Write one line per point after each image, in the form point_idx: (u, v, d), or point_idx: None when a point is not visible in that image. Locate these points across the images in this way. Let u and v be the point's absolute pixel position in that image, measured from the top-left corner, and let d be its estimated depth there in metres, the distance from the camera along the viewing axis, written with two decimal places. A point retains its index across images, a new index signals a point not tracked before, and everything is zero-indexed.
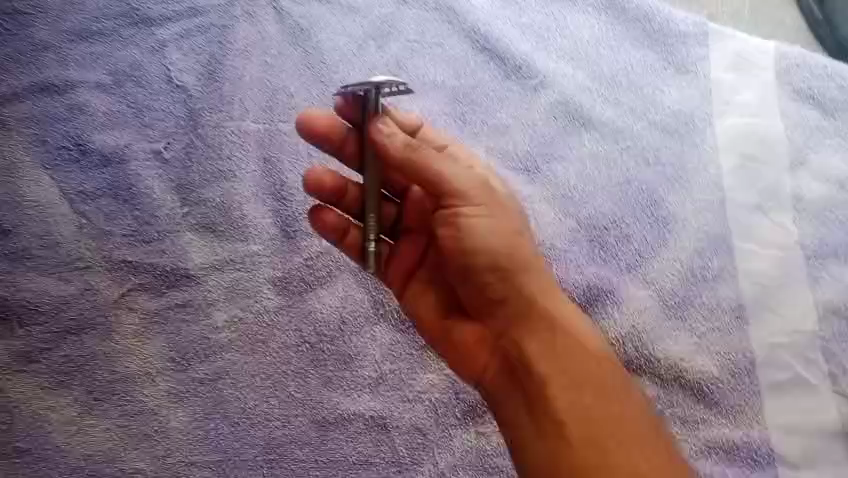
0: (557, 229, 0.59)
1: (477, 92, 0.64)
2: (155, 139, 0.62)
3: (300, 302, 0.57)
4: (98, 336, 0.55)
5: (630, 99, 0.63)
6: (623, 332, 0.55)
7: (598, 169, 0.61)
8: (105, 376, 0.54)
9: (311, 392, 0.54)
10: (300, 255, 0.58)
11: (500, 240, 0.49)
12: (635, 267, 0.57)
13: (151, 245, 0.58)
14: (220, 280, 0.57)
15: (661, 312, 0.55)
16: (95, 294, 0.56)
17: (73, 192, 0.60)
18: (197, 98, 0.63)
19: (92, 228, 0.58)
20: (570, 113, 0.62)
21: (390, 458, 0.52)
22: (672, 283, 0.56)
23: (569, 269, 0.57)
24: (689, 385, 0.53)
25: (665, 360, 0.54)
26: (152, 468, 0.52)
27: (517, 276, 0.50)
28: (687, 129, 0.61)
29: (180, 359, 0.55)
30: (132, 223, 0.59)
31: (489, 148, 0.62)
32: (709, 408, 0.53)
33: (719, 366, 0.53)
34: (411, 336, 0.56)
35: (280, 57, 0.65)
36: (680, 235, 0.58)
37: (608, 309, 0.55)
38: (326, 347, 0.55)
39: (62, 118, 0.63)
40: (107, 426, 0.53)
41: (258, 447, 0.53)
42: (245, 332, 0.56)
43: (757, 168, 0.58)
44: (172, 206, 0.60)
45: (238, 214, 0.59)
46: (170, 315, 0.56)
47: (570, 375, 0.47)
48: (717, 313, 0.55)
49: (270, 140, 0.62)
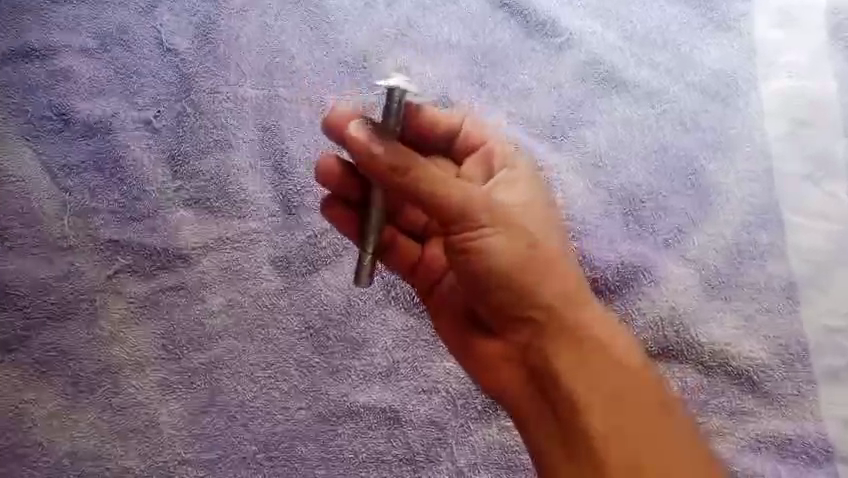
0: (586, 198, 0.76)
1: (496, 51, 0.85)
2: (142, 106, 0.81)
3: (304, 283, 0.73)
4: (83, 322, 0.71)
5: (665, 58, 0.84)
6: (665, 313, 0.71)
7: (628, 132, 0.80)
8: (91, 366, 0.69)
9: (317, 383, 0.69)
10: (303, 233, 0.75)
11: (508, 254, 0.56)
12: (676, 245, 0.74)
13: (143, 222, 0.75)
14: (212, 259, 0.74)
15: (706, 292, 0.72)
16: (77, 277, 0.72)
17: (57, 167, 0.78)
18: (188, 64, 0.83)
19: (75, 202, 0.76)
20: (599, 74, 0.83)
21: (403, 456, 0.67)
22: (716, 261, 0.73)
23: (606, 244, 0.74)
24: (734, 371, 0.69)
25: (710, 346, 0.69)
26: (140, 466, 0.66)
27: (538, 292, 0.57)
28: (730, 89, 0.81)
29: (170, 349, 0.70)
30: (119, 197, 0.76)
31: (511, 113, 0.81)
32: (760, 402, 0.68)
33: (769, 354, 0.69)
34: (419, 322, 0.72)
35: (277, 19, 0.86)
36: (726, 208, 0.75)
37: (649, 286, 0.72)
38: (330, 334, 0.71)
39: (46, 84, 0.82)
40: (91, 418, 0.68)
41: (259, 444, 0.67)
42: (247, 320, 0.71)
43: (810, 133, 0.76)
44: (163, 178, 0.78)
45: (234, 183, 0.77)
46: (159, 301, 0.72)
47: (592, 381, 0.55)
48: (768, 294, 0.71)
49: (266, 104, 0.81)
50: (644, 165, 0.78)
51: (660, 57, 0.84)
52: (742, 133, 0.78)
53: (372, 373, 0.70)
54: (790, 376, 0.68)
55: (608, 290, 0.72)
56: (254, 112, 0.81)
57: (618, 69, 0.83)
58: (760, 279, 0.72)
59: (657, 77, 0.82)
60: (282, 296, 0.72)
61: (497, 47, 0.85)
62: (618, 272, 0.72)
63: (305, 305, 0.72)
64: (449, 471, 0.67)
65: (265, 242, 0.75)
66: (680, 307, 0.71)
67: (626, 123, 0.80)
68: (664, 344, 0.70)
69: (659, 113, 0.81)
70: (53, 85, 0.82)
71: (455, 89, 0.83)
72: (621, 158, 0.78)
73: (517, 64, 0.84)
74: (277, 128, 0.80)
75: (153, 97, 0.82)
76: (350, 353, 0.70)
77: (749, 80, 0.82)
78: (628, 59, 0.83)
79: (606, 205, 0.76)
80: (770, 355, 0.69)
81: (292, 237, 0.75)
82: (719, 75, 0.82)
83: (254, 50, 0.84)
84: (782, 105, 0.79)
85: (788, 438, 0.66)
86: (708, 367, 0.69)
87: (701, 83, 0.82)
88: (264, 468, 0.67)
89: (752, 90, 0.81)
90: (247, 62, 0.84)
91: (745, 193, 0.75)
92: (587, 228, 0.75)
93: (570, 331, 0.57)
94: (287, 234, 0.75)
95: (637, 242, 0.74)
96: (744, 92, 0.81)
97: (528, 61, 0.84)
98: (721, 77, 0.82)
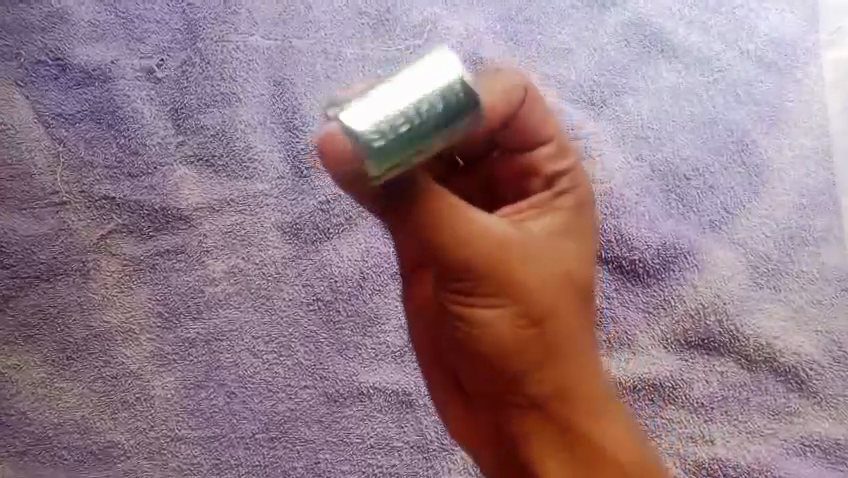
0: (632, 174, 0.79)
1: (537, 9, 0.84)
2: (146, 55, 0.82)
3: (316, 253, 0.77)
4: (78, 285, 0.76)
5: (722, 25, 0.84)
6: (708, 304, 0.75)
7: (671, 100, 0.81)
8: (82, 333, 0.75)
9: (325, 358, 0.74)
10: (314, 199, 0.78)
11: (516, 307, 0.50)
12: (720, 227, 0.77)
13: (143, 180, 0.79)
14: (217, 223, 0.78)
15: (753, 281, 0.75)
16: (72, 235, 0.77)
17: (50, 115, 0.80)
18: (197, 10, 0.83)
19: (74, 159, 0.79)
20: (645, 35, 0.83)
21: (416, 444, 0.72)
22: (764, 247, 0.76)
23: (645, 221, 0.77)
24: (775, 363, 0.73)
25: (755, 338, 0.74)
26: (128, 440, 0.73)
27: (542, 342, 0.52)
28: (794, 60, 0.82)
29: (168, 317, 0.76)
30: (119, 153, 0.79)
31: (559, 76, 0.82)
32: (810, 399, 0.72)
33: (822, 353, 0.73)
34: None
35: None
36: (778, 193, 0.78)
37: (691, 270, 0.76)
38: (340, 309, 0.76)
39: (43, 25, 0.82)
40: (78, 388, 0.74)
41: (260, 424, 0.73)
42: (248, 284, 0.76)
43: None
44: (167, 135, 0.80)
45: (243, 143, 0.80)
46: (157, 265, 0.77)
47: (553, 428, 0.55)
48: (819, 284, 0.75)
49: (278, 58, 0.82)
50: (693, 137, 0.80)
51: (714, 19, 0.84)
52: (801, 106, 0.80)
53: (384, 353, 0.74)
54: (842, 376, 0.73)
55: (646, 272, 0.76)
56: (266, 65, 0.82)
57: (667, 32, 0.83)
58: (812, 270, 0.75)
59: (708, 42, 0.83)
60: (289, 266, 0.77)
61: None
62: (658, 255, 0.76)
63: (313, 275, 0.76)
64: (462, 458, 0.72)
65: (273, 205, 0.78)
66: (725, 296, 0.75)
67: (673, 92, 0.82)
68: (707, 334, 0.74)
69: (710, 82, 0.82)
70: (96, 41, 0.82)
71: (490, 44, 0.83)
72: (666, 129, 0.80)
73: (558, 22, 0.84)
74: (289, 82, 0.81)
75: (156, 45, 0.82)
76: (360, 330, 0.75)
77: (808, 50, 0.82)
78: (678, 21, 0.84)
79: (648, 181, 0.79)
80: (821, 351, 0.73)
81: (301, 201, 0.78)
82: (776, 43, 0.83)
83: (290, 10, 0.83)
84: (840, 77, 0.81)
85: (837, 441, 0.71)
86: (752, 361, 0.73)
87: (755, 51, 0.83)
88: (265, 447, 0.73)
89: (814, 60, 0.82)
90: (290, 21, 0.83)
91: (798, 175, 0.78)
92: (630, 206, 0.78)
93: (544, 390, 0.54)
94: (297, 198, 0.78)
95: (680, 222, 0.77)
96: (803, 63, 0.82)
97: (568, 18, 0.84)
98: (779, 46, 0.83)
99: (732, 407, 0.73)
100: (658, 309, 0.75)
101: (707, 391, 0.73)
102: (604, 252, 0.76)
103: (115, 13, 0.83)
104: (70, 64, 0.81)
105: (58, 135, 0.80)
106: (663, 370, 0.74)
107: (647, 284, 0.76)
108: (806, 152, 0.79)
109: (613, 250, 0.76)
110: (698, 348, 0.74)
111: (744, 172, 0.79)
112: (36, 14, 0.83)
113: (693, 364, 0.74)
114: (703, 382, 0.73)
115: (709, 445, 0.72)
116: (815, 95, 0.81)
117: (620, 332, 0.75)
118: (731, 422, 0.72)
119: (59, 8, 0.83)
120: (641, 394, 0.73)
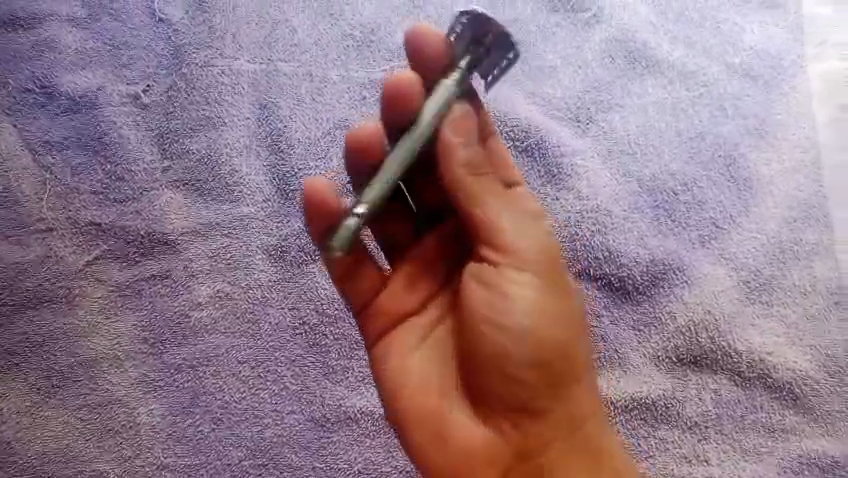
0: (620, 190, 0.78)
1: (523, 28, 0.83)
2: (133, 83, 0.81)
3: (301, 277, 0.76)
4: (63, 313, 0.75)
5: (711, 41, 0.82)
6: (700, 320, 0.73)
7: (658, 115, 0.80)
8: (68, 361, 0.74)
9: (312, 383, 0.73)
10: (300, 221, 0.77)
11: (559, 303, 0.58)
12: (712, 242, 0.76)
13: (129, 206, 0.78)
14: (202, 248, 0.77)
15: (747, 298, 0.74)
16: (59, 262, 0.76)
17: (37, 143, 0.80)
18: (180, 37, 0.83)
19: (59, 186, 0.78)
20: (631, 52, 0.82)
21: (403, 468, 0.71)
22: (756, 260, 0.75)
23: (635, 239, 0.76)
24: (768, 377, 0.71)
25: (749, 355, 0.72)
26: (115, 468, 0.71)
27: (574, 345, 0.59)
28: (779, 72, 0.81)
29: (154, 344, 0.74)
30: (105, 179, 0.78)
31: (545, 95, 0.81)
32: (805, 415, 0.71)
33: (816, 369, 0.71)
34: None
35: None
36: (766, 206, 0.77)
37: (681, 286, 0.74)
38: (325, 333, 0.74)
39: (32, 55, 0.82)
40: (64, 417, 0.72)
41: (246, 451, 0.72)
42: (232, 308, 0.75)
43: None
44: (154, 160, 0.79)
45: (228, 167, 0.79)
46: (142, 290, 0.76)
47: (567, 437, 0.59)
48: (812, 298, 0.74)
49: (260, 82, 0.82)
50: (680, 151, 0.79)
51: (701, 33, 0.83)
52: (788, 120, 0.80)
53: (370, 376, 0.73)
54: (838, 391, 0.71)
55: (637, 289, 0.74)
56: (252, 89, 0.81)
57: (652, 47, 0.82)
58: (804, 284, 0.74)
59: (694, 56, 0.82)
60: (274, 289, 0.76)
61: (522, 19, 0.83)
62: (647, 271, 0.75)
63: (299, 299, 0.75)
64: None
65: (258, 228, 0.77)
66: (716, 312, 0.73)
67: (660, 106, 0.81)
68: (701, 350, 0.72)
69: (695, 95, 0.81)
70: (82, 69, 0.82)
71: None
72: (652, 144, 0.79)
73: (542, 41, 0.83)
74: (275, 105, 0.81)
75: (143, 70, 0.82)
76: (347, 353, 0.74)
77: (794, 62, 0.82)
78: (663, 36, 0.83)
79: (636, 198, 0.77)
80: (815, 366, 0.72)
81: (288, 223, 0.77)
82: (760, 55, 0.82)
83: (275, 34, 0.83)
84: (829, 88, 0.81)
85: (834, 458, 0.69)
86: (746, 378, 0.72)
87: (740, 64, 0.81)
88: (251, 474, 0.71)
89: (798, 74, 0.81)
90: (274, 44, 0.83)
91: (788, 188, 0.77)
92: (617, 223, 0.76)
93: (567, 407, 0.59)
94: (283, 220, 0.77)
95: (669, 238, 0.76)
96: (789, 76, 0.81)
97: (554, 36, 0.83)
98: (762, 59, 0.81)
99: (726, 425, 0.71)
100: (648, 327, 0.73)
101: (700, 409, 0.71)
102: (594, 270, 0.75)
103: (102, 40, 0.82)
104: (57, 91, 0.81)
105: (44, 162, 0.79)
106: (656, 389, 0.72)
107: (636, 302, 0.74)
108: (796, 165, 0.78)
109: (602, 267, 0.75)
110: (691, 365, 0.72)
111: (733, 186, 0.78)
112: (24, 42, 0.82)
113: (687, 382, 0.72)
114: (696, 400, 0.71)
115: (703, 464, 0.70)
116: (803, 109, 0.80)
117: (611, 353, 0.73)
118: (727, 441, 0.70)
119: (47, 37, 0.82)
120: (633, 413, 0.71)
